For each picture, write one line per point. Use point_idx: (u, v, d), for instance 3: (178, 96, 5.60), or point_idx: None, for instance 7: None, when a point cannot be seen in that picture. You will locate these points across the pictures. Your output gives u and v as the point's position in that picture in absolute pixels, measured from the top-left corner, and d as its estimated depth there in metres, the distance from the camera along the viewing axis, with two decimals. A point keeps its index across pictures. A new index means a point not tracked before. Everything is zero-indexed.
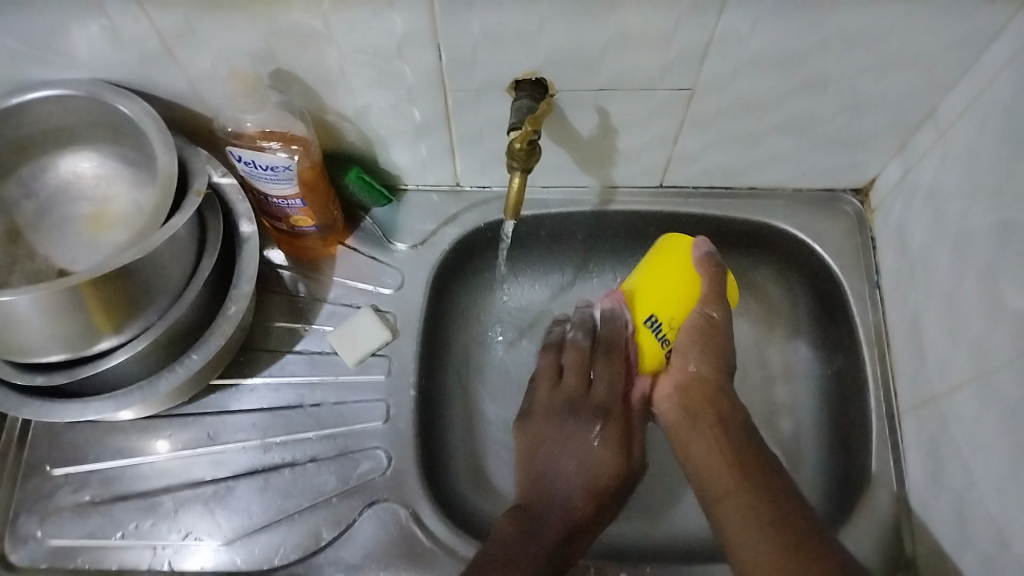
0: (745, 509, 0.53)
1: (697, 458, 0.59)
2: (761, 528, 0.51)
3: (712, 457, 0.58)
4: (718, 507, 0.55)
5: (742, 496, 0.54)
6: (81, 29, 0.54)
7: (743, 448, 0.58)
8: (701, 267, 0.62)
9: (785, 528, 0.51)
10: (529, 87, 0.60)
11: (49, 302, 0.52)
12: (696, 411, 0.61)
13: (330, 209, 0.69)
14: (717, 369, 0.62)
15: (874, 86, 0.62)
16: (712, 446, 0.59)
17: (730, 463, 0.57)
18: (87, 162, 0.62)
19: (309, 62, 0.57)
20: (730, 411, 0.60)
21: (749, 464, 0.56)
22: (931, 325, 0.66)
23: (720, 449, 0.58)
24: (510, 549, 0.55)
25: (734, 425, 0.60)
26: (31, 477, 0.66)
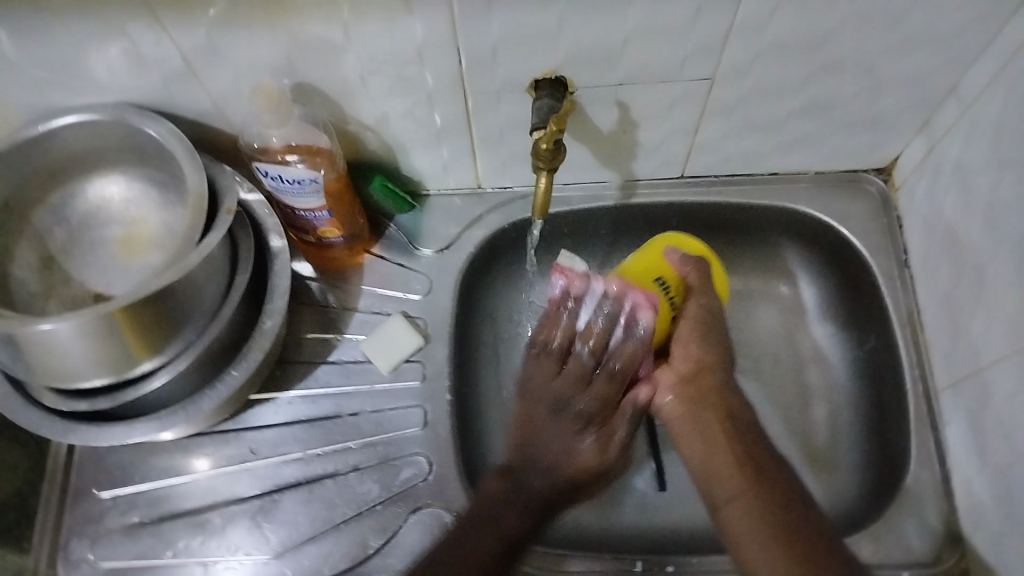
0: (759, 513, 0.56)
1: (701, 453, 0.61)
2: (773, 536, 0.54)
3: (718, 455, 0.61)
4: (728, 510, 0.58)
5: (752, 497, 0.57)
6: (105, 54, 0.54)
7: (750, 448, 0.60)
8: (689, 262, 0.66)
9: (796, 537, 0.54)
10: (549, 86, 0.60)
11: (92, 329, 0.53)
12: (698, 403, 0.63)
13: (355, 219, 0.69)
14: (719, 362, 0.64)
15: (895, 64, 0.62)
16: (716, 440, 0.61)
17: (739, 465, 0.59)
18: (115, 186, 0.62)
19: (330, 74, 0.58)
20: (736, 405, 0.63)
21: (756, 463, 0.59)
22: (965, 300, 0.66)
23: (726, 447, 0.61)
24: (492, 515, 0.59)
25: (741, 421, 0.62)
26: (78, 502, 0.67)
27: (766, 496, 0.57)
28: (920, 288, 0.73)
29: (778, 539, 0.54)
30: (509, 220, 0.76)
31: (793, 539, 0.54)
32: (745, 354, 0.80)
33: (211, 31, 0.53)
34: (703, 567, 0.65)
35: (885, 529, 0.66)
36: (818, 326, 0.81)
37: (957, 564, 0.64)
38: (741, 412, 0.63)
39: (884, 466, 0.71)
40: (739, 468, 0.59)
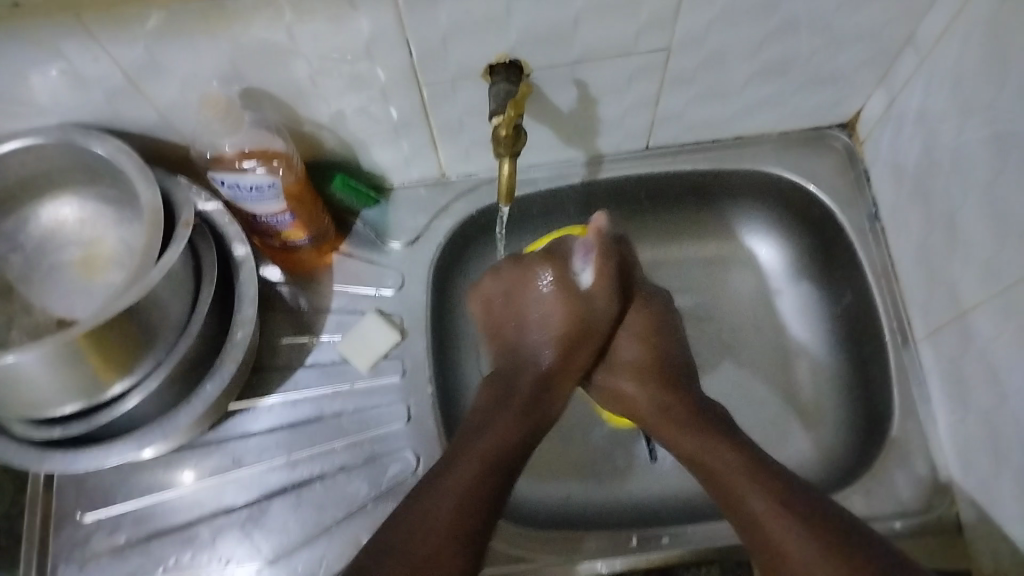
0: (755, 499, 0.56)
1: (704, 468, 0.60)
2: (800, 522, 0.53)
3: (715, 465, 0.59)
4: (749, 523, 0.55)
5: (759, 498, 0.55)
6: (43, 74, 0.52)
7: (738, 450, 0.59)
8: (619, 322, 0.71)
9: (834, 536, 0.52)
10: (503, 70, 0.58)
11: (55, 357, 0.52)
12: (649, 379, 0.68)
13: (319, 218, 0.68)
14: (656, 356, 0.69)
15: (851, 21, 0.61)
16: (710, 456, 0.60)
17: (728, 467, 0.58)
18: (67, 207, 0.60)
19: (278, 75, 0.56)
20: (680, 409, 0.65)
21: (731, 458, 0.59)
22: (936, 252, 0.66)
23: (718, 453, 0.60)
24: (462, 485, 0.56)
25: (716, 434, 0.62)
26: (63, 527, 0.66)
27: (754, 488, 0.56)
28: (891, 241, 0.73)
29: (780, 530, 0.53)
30: (477, 206, 0.75)
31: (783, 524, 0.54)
32: (723, 322, 0.81)
33: (150, 43, 0.51)
34: (701, 537, 0.65)
35: (873, 486, 0.66)
36: (795, 288, 0.81)
37: (945, 514, 0.65)
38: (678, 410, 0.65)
39: (869, 421, 0.72)
40: (720, 466, 0.59)
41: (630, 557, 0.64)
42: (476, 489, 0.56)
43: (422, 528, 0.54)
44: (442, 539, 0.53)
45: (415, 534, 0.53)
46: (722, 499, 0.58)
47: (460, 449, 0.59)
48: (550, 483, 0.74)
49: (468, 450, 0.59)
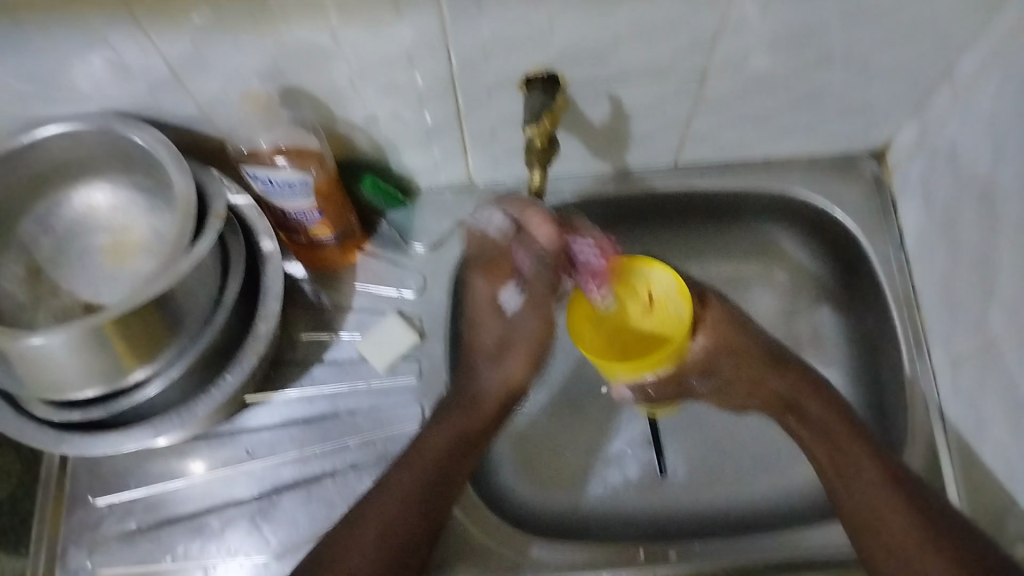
0: (869, 483, 0.58)
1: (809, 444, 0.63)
2: (897, 510, 0.57)
3: (817, 440, 0.63)
4: (851, 506, 0.58)
5: (866, 481, 0.58)
6: (87, 62, 0.53)
7: (836, 423, 0.62)
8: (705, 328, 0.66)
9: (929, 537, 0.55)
10: (541, 84, 0.59)
11: (84, 341, 0.52)
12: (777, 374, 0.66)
13: (346, 218, 0.68)
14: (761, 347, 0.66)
15: (890, 54, 0.61)
16: (817, 435, 0.63)
17: (826, 445, 0.62)
18: (101, 193, 0.61)
19: (318, 76, 0.57)
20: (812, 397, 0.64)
21: (833, 432, 0.62)
22: (961, 287, 0.66)
23: (828, 426, 0.62)
24: (398, 500, 0.59)
25: (812, 402, 0.64)
26: (75, 510, 0.67)
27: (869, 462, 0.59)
28: (916, 275, 0.73)
29: (889, 521, 0.56)
30: None
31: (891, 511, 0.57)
32: None
33: (196, 38, 0.52)
34: (706, 554, 0.64)
35: None
36: (815, 313, 0.81)
37: None
38: (811, 405, 0.64)
39: (883, 453, 0.72)
40: (822, 443, 0.62)
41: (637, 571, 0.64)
42: (406, 513, 0.59)
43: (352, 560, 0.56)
44: (381, 550, 0.57)
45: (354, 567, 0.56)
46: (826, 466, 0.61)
47: (408, 458, 0.61)
48: (559, 492, 0.74)
49: (399, 480, 0.60)
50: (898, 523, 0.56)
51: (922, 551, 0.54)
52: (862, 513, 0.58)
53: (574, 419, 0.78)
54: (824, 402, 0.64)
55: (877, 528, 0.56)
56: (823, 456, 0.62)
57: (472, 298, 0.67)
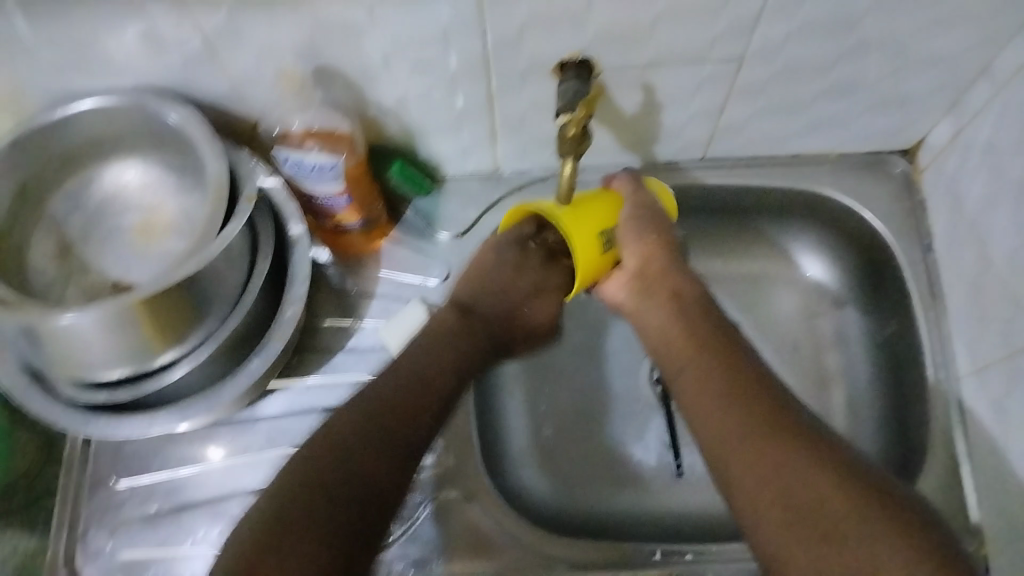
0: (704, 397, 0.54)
1: (655, 329, 0.62)
2: (741, 397, 0.53)
3: (667, 328, 0.61)
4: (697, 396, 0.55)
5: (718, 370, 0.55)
6: (122, 36, 0.53)
7: (699, 324, 0.60)
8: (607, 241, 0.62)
9: (769, 415, 0.51)
10: (574, 68, 0.58)
11: (112, 321, 0.52)
12: (646, 297, 0.64)
13: (373, 204, 0.68)
14: (661, 242, 0.62)
15: (925, 47, 0.61)
16: (675, 324, 0.61)
17: (683, 333, 0.60)
18: (131, 171, 0.61)
19: (351, 55, 0.56)
20: (660, 314, 0.62)
21: (695, 325, 0.60)
22: (992, 283, 0.65)
23: (673, 322, 0.61)
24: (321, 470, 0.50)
25: (689, 299, 0.62)
26: (97, 490, 0.67)
27: (694, 366, 0.57)
28: (945, 272, 0.72)
29: (731, 427, 0.52)
30: (529, 203, 0.75)
31: (726, 424, 0.52)
32: (763, 342, 0.80)
33: (232, 11, 0.52)
34: (729, 558, 0.64)
35: None
36: (840, 311, 0.80)
37: (981, 547, 0.63)
38: (665, 329, 0.61)
39: (906, 452, 0.71)
40: (681, 335, 0.60)
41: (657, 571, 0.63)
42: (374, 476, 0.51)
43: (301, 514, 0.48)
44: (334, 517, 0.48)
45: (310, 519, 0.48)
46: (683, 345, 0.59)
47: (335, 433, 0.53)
48: (580, 488, 0.74)
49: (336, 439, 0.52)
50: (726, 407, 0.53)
51: (762, 447, 0.49)
52: (711, 414, 0.53)
53: (594, 412, 0.77)
54: (676, 322, 0.61)
55: (709, 424, 0.53)
56: (680, 340, 0.59)
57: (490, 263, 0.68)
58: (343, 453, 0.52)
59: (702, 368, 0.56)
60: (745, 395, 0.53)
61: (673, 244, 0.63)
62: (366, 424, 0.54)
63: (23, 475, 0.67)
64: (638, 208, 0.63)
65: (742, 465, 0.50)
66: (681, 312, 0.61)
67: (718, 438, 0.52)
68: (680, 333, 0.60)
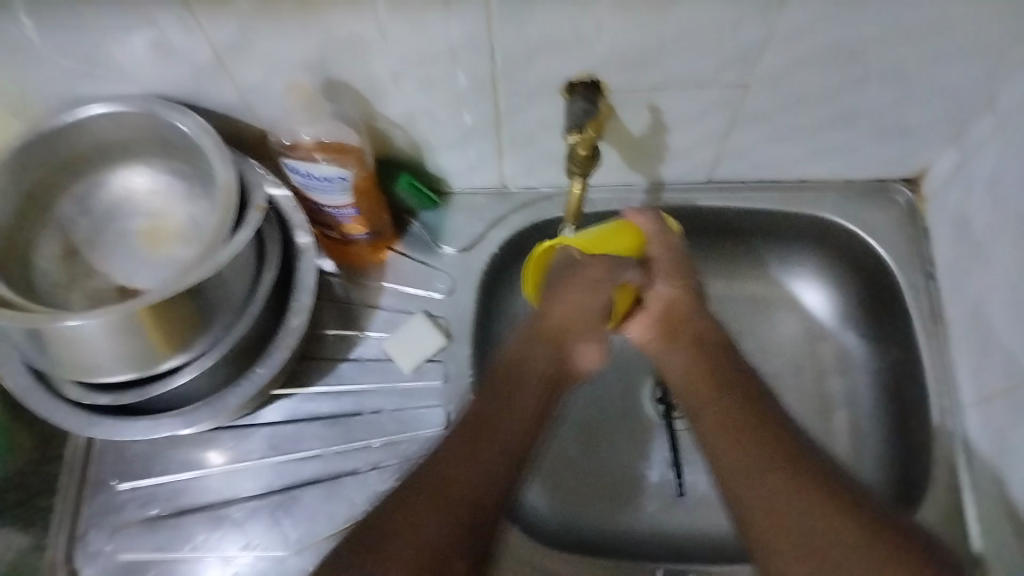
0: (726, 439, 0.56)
1: (677, 375, 0.62)
2: (769, 448, 0.54)
3: (689, 372, 0.61)
4: (719, 443, 0.56)
5: (741, 418, 0.56)
6: (135, 46, 0.54)
7: (720, 365, 0.61)
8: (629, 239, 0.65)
9: (799, 469, 0.53)
10: (582, 89, 0.59)
11: (121, 324, 0.52)
12: (674, 339, 0.64)
13: (381, 216, 0.69)
14: (686, 288, 0.64)
15: (930, 77, 0.61)
16: (699, 370, 0.61)
17: (705, 376, 0.60)
18: (140, 177, 0.62)
19: (361, 70, 0.57)
20: (684, 359, 0.62)
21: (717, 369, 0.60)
22: (993, 313, 0.65)
23: (696, 366, 0.61)
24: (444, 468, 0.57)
25: (712, 342, 0.63)
26: (98, 493, 0.67)
27: (715, 407, 0.58)
28: (948, 299, 0.72)
29: (752, 468, 0.53)
30: (535, 220, 0.76)
31: (754, 470, 0.53)
32: (765, 364, 0.80)
33: (244, 25, 0.53)
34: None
35: None
36: (842, 335, 0.80)
37: None
38: (689, 371, 0.61)
39: (908, 479, 0.71)
40: (704, 378, 0.60)
41: None
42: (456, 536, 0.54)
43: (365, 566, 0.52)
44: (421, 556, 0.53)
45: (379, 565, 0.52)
46: (705, 385, 0.60)
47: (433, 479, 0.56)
48: (580, 505, 0.74)
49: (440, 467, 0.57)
50: (754, 459, 0.54)
51: (796, 500, 0.51)
52: (737, 466, 0.54)
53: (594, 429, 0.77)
54: (699, 365, 0.61)
55: (733, 471, 0.54)
56: (703, 383, 0.60)
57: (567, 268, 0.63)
58: (439, 472, 0.57)
59: (721, 409, 0.58)
60: (768, 437, 0.55)
61: (693, 284, 0.65)
62: (469, 459, 0.57)
63: (18, 471, 0.67)
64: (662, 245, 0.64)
65: (770, 506, 0.51)
66: (704, 354, 0.62)
67: (744, 489, 0.53)
68: (703, 374, 0.61)
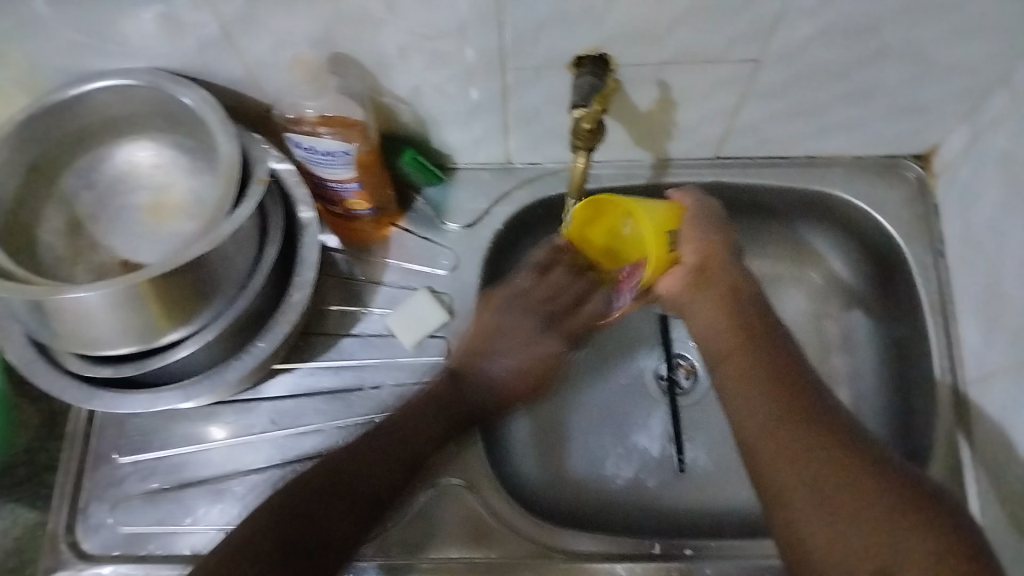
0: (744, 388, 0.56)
1: (702, 328, 0.61)
2: (823, 448, 0.51)
3: (718, 325, 0.60)
4: (767, 448, 0.52)
5: (790, 420, 0.53)
6: (139, 17, 0.53)
7: (750, 320, 0.60)
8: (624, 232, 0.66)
9: (856, 466, 0.49)
10: (591, 62, 0.57)
11: (121, 297, 0.52)
12: (702, 290, 0.61)
13: (385, 192, 0.68)
14: (722, 241, 0.62)
15: (943, 54, 0.60)
16: (725, 323, 0.60)
17: (734, 331, 0.59)
18: (142, 150, 0.61)
19: (367, 44, 0.56)
20: (712, 310, 0.60)
21: (750, 326, 0.59)
22: (1001, 294, 0.65)
23: (726, 317, 0.60)
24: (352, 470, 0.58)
25: (745, 293, 0.61)
26: (100, 466, 0.67)
27: (739, 359, 0.57)
28: (954, 280, 0.72)
29: (765, 428, 0.53)
30: (539, 196, 0.75)
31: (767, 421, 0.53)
32: None
33: None
34: (724, 552, 0.64)
35: None
36: (848, 314, 0.80)
37: None
38: (719, 327, 0.60)
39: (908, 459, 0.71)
40: (733, 334, 0.59)
41: (654, 565, 0.63)
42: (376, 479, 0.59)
43: (263, 550, 0.51)
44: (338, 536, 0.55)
45: (267, 520, 0.53)
46: (735, 346, 0.58)
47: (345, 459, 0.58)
48: (580, 482, 0.74)
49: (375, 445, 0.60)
50: (811, 463, 0.50)
51: (861, 499, 0.48)
52: (790, 474, 0.50)
53: (597, 406, 0.77)
54: (727, 317, 0.60)
55: (787, 481, 0.50)
56: (729, 341, 0.59)
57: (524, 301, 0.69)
58: (346, 490, 0.57)
59: (742, 358, 0.57)
60: (782, 392, 0.55)
61: (732, 245, 0.62)
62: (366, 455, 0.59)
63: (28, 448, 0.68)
64: (698, 214, 0.62)
65: (779, 453, 0.52)
66: (731, 308, 0.60)
67: (800, 495, 0.49)
68: (730, 329, 0.59)
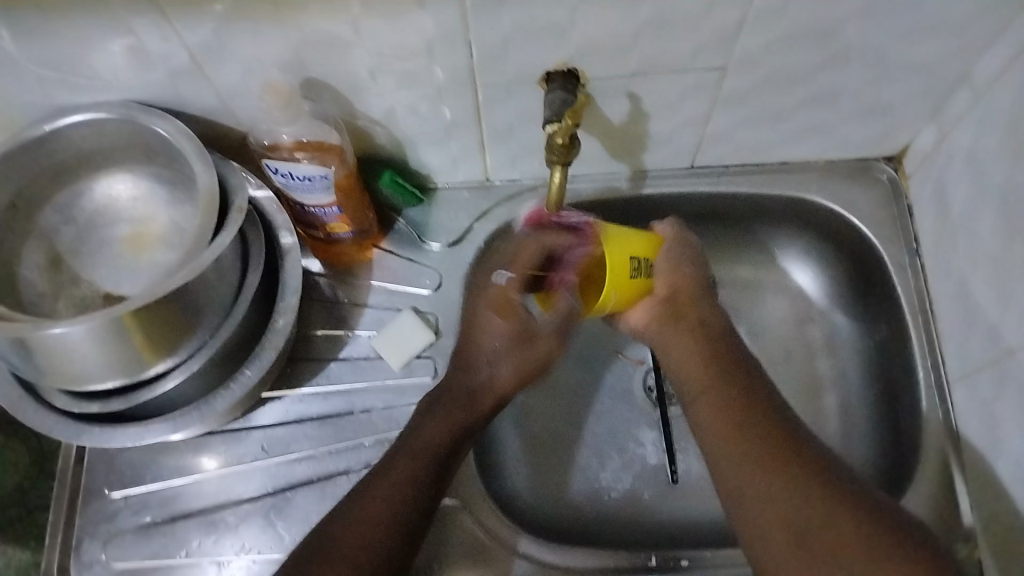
0: (719, 429, 0.56)
1: (676, 357, 0.62)
2: (770, 452, 0.53)
3: (689, 353, 0.61)
4: (722, 457, 0.54)
5: (741, 427, 0.55)
6: (111, 51, 0.54)
7: (716, 348, 0.61)
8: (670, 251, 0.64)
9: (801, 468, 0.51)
10: (561, 78, 0.59)
11: (104, 332, 0.52)
12: (674, 322, 0.63)
13: (364, 215, 0.69)
14: (695, 277, 0.64)
15: (906, 55, 0.61)
16: (694, 349, 0.61)
17: (702, 359, 0.60)
18: (121, 184, 0.62)
19: (338, 68, 0.57)
20: (682, 341, 0.62)
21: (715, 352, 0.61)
22: (977, 288, 0.65)
23: (694, 345, 0.61)
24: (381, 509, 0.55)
25: (712, 326, 0.63)
26: (90, 502, 0.67)
27: (709, 388, 0.58)
28: (932, 276, 0.72)
29: (724, 440, 0.55)
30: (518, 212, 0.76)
31: (734, 444, 0.54)
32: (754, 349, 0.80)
33: (220, 26, 0.53)
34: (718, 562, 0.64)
35: None
36: (830, 316, 0.80)
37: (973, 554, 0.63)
38: (687, 358, 0.61)
39: (897, 457, 0.71)
40: (699, 361, 0.61)
41: None
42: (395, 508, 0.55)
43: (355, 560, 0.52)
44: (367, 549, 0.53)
45: None
46: (700, 370, 0.60)
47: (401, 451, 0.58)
48: (575, 496, 0.74)
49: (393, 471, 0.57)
50: (758, 467, 0.52)
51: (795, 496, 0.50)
52: (745, 478, 0.52)
53: (586, 419, 0.77)
54: (696, 347, 0.61)
55: (742, 483, 0.52)
56: (696, 370, 0.60)
57: (486, 289, 0.65)
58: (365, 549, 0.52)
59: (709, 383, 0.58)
60: (745, 411, 0.56)
61: (703, 280, 0.64)
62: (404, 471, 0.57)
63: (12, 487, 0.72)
64: (676, 246, 0.64)
65: (733, 458, 0.54)
66: (702, 338, 0.62)
67: (755, 495, 0.51)
68: (698, 359, 0.61)
